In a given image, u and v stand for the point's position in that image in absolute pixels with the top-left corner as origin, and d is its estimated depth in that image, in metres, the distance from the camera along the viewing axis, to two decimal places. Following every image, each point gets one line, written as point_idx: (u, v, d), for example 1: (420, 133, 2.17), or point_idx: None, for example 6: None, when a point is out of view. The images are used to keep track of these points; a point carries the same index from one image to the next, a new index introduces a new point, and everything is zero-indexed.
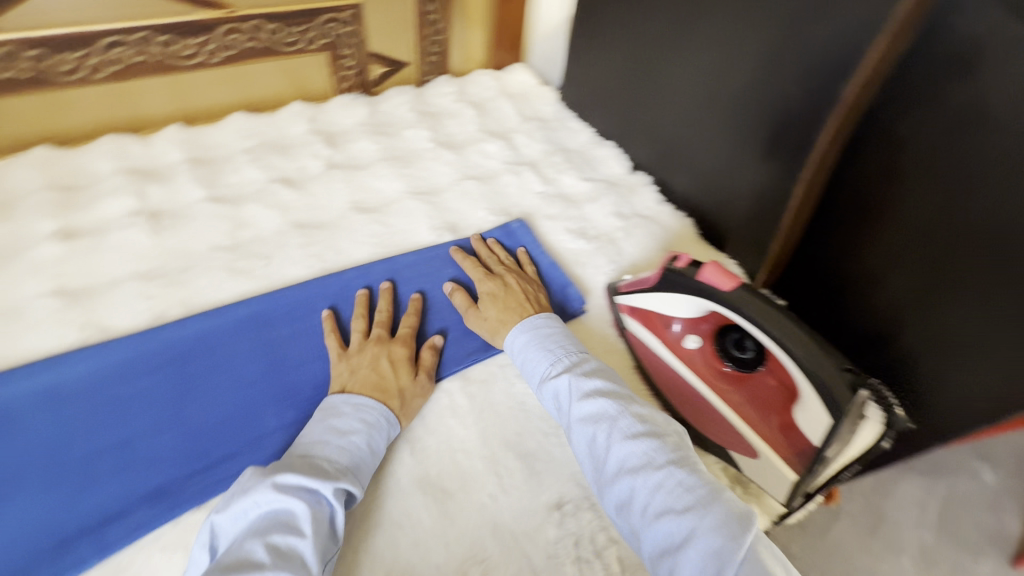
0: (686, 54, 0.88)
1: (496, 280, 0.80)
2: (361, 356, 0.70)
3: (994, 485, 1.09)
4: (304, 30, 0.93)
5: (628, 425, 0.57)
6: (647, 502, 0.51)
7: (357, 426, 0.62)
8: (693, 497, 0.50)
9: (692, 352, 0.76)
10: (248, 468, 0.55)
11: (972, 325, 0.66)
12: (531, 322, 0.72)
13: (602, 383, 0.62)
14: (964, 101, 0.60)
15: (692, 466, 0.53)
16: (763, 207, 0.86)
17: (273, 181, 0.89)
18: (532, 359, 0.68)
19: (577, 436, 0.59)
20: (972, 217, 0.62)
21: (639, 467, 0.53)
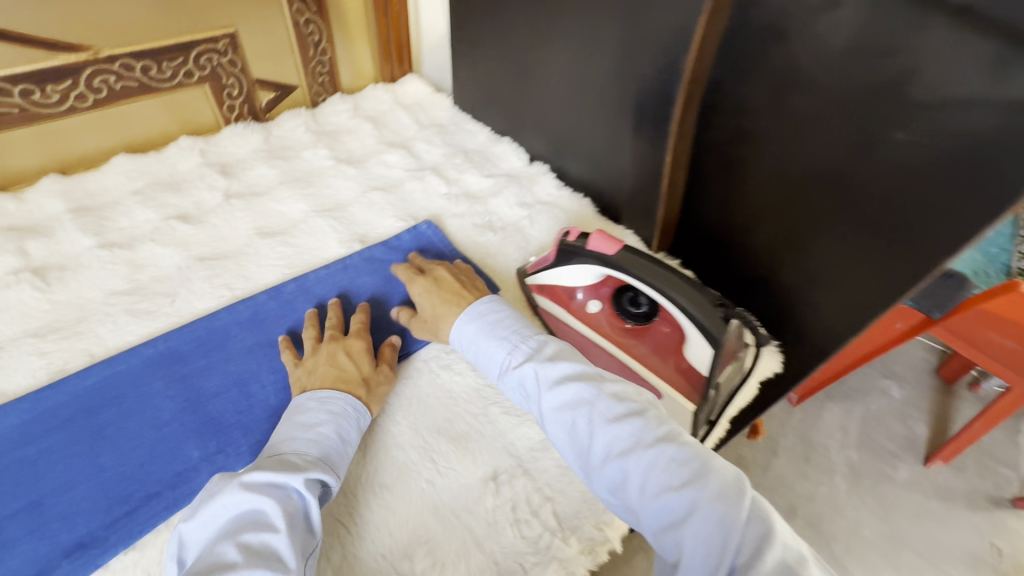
0: (551, 51, 0.88)
1: (428, 277, 0.75)
2: (317, 357, 0.64)
3: (902, 398, 1.51)
4: (178, 64, 0.92)
5: (606, 407, 0.52)
6: (643, 484, 0.48)
7: (324, 418, 0.57)
8: (689, 470, 0.47)
9: (595, 317, 0.72)
10: (214, 474, 0.51)
11: (829, 262, 0.70)
12: (478, 309, 0.66)
13: (565, 365, 0.57)
14: (784, 63, 0.63)
15: (679, 438, 0.50)
16: (644, 182, 0.87)
17: (168, 219, 0.84)
18: (487, 350, 0.62)
19: (553, 425, 0.54)
20: (813, 164, 0.66)
21: (627, 450, 0.49)
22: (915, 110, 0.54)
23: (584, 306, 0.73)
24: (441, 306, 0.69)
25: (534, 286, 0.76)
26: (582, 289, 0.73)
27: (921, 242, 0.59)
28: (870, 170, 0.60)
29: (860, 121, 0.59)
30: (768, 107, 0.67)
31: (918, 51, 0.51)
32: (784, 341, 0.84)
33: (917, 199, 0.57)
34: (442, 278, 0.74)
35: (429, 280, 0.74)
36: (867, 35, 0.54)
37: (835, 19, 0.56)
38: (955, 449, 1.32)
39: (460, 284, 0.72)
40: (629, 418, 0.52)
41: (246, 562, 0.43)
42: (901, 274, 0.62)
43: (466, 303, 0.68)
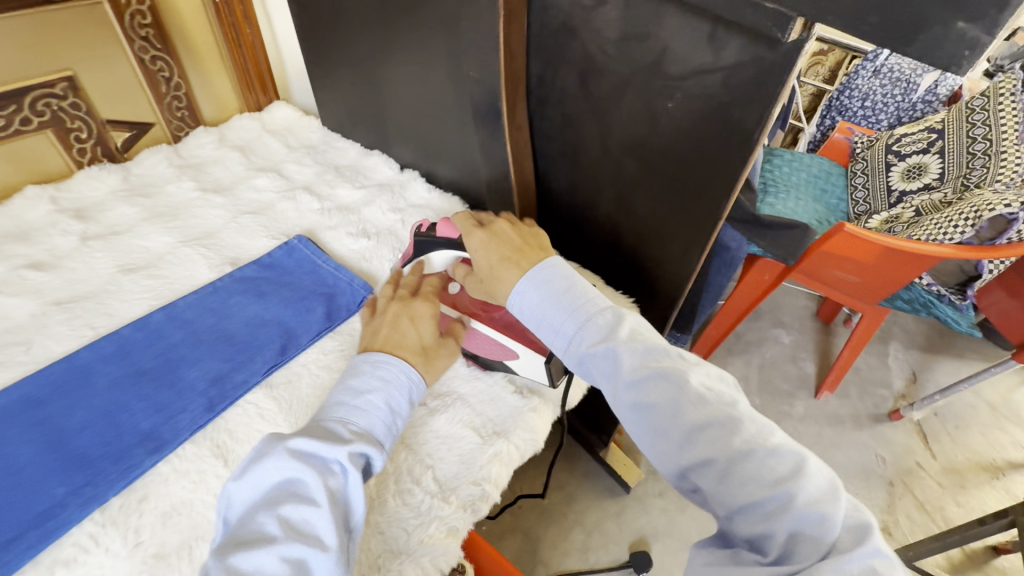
0: (395, 63, 0.94)
1: (485, 235, 0.70)
2: (385, 318, 0.68)
3: (790, 341, 1.76)
4: (12, 112, 0.89)
5: (694, 397, 0.51)
6: (729, 476, 0.47)
7: (375, 384, 0.59)
8: (784, 471, 0.46)
9: (459, 297, 0.76)
10: (264, 436, 0.53)
11: (657, 217, 0.82)
12: (539, 276, 0.63)
13: (649, 350, 0.55)
14: (580, 53, 0.73)
15: (771, 438, 0.49)
16: (495, 175, 0.95)
17: (18, 269, 0.81)
18: (555, 322, 0.61)
19: (629, 403, 0.54)
20: (624, 136, 0.77)
21: (716, 443, 0.49)
22: (674, 83, 0.65)
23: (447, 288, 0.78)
24: (498, 267, 0.66)
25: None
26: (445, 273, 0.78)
27: (714, 188, 0.71)
28: (662, 135, 0.72)
29: (643, 96, 0.70)
30: (579, 94, 0.78)
31: (662, 33, 0.63)
32: (641, 295, 0.96)
33: (701, 153, 0.69)
34: (501, 229, 0.70)
35: (487, 232, 0.70)
36: (627, 26, 0.66)
37: (603, 14, 0.67)
38: (836, 376, 1.57)
39: (521, 242, 0.68)
40: (721, 409, 0.51)
41: (285, 536, 0.45)
42: (707, 216, 0.75)
43: (526, 267, 0.65)
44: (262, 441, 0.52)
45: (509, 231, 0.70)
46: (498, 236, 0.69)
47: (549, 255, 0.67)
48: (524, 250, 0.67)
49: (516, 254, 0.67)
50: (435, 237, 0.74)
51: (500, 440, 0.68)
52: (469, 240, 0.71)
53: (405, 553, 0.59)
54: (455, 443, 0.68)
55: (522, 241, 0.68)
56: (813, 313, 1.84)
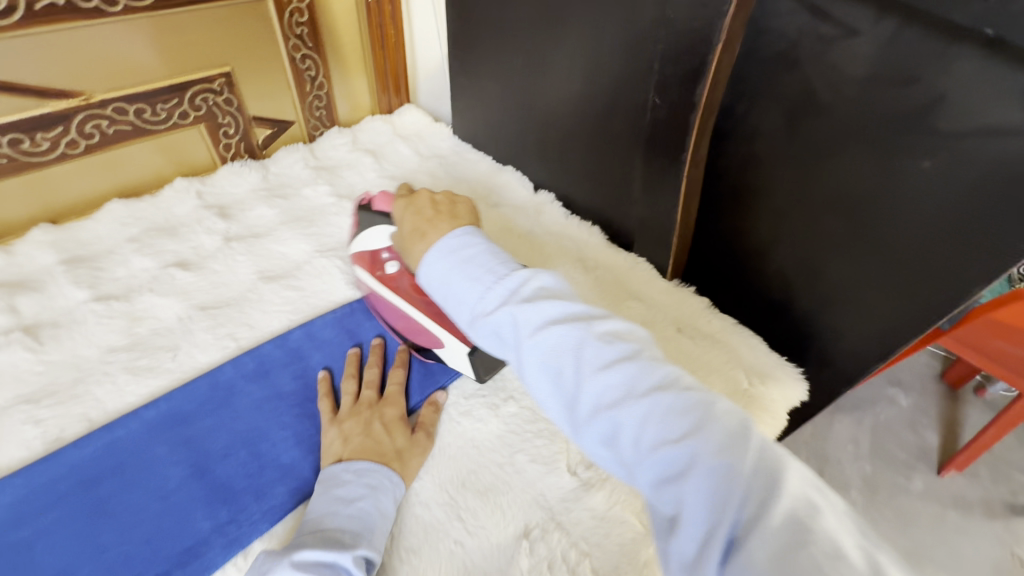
0: (555, 77, 0.87)
1: (409, 201, 0.63)
2: (354, 420, 0.63)
3: (909, 406, 1.26)
4: (173, 105, 0.89)
5: (596, 351, 0.43)
6: (639, 436, 0.40)
7: (362, 491, 0.56)
8: (689, 416, 0.39)
9: (396, 279, 0.69)
10: (260, 552, 0.51)
11: (852, 286, 0.69)
12: (447, 244, 0.53)
13: (553, 307, 0.46)
14: (799, 91, 0.62)
15: (676, 383, 0.42)
16: (654, 211, 0.85)
17: (166, 266, 0.80)
18: (459, 293, 0.51)
19: (534, 373, 0.45)
20: (828, 187, 0.65)
21: (620, 401, 0.41)
22: (940, 137, 0.53)
23: (384, 266, 0.70)
24: (407, 234, 0.59)
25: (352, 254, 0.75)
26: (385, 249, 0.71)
27: (951, 257, 0.58)
28: (898, 197, 0.59)
29: (877, 147, 0.58)
30: (781, 134, 0.66)
31: (945, 80, 0.51)
32: (810, 368, 0.81)
33: (953, 223, 0.56)
34: (417, 195, 0.63)
35: (408, 199, 0.63)
36: (885, 65, 0.54)
37: (852, 48, 0.56)
38: (970, 456, 1.10)
39: (432, 209, 0.60)
40: (622, 363, 0.42)
41: None
42: (944, 297, 0.60)
43: (434, 236, 0.56)
44: (258, 561, 0.49)
45: (423, 198, 0.62)
46: (415, 203, 0.62)
47: (463, 222, 0.59)
48: (433, 217, 0.59)
49: (429, 221, 0.59)
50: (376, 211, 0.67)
51: None
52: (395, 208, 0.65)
53: None
54: (614, 528, 0.59)
55: (434, 207, 0.61)
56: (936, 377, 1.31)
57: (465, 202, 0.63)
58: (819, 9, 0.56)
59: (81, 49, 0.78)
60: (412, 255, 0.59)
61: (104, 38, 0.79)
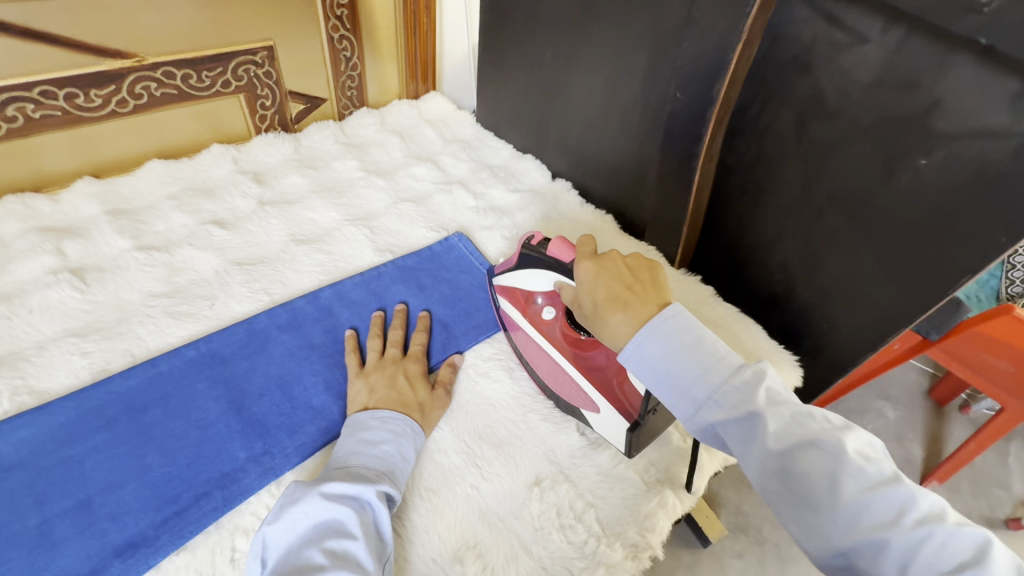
0: (581, 71, 0.92)
1: (596, 264, 0.58)
2: (379, 374, 0.67)
3: (896, 419, 1.30)
4: (217, 74, 0.93)
5: (854, 467, 0.40)
6: (906, 569, 0.37)
7: (386, 436, 0.59)
8: (968, 555, 0.36)
9: (549, 326, 0.67)
10: (291, 482, 0.54)
11: (849, 279, 0.74)
12: (659, 325, 0.50)
13: (795, 415, 0.44)
14: (809, 92, 0.67)
15: (947, 513, 0.38)
16: (667, 201, 0.90)
17: (204, 224, 0.85)
18: (683, 384, 0.49)
19: (767, 475, 0.43)
20: (833, 185, 0.70)
21: (883, 526, 0.38)
22: (937, 139, 0.58)
23: (541, 311, 0.69)
24: (604, 306, 0.54)
25: (499, 284, 0.74)
26: (541, 294, 0.69)
27: (942, 254, 0.63)
28: (895, 194, 0.64)
29: (881, 148, 0.63)
30: (791, 133, 0.71)
31: (942, 85, 0.56)
32: (804, 356, 0.86)
33: (945, 220, 0.61)
34: (609, 258, 0.59)
35: (595, 262, 0.58)
36: (890, 70, 0.59)
37: (862, 53, 0.61)
38: (951, 470, 1.13)
39: (630, 279, 0.55)
40: (883, 485, 0.40)
41: (331, 565, 0.45)
42: (931, 289, 0.65)
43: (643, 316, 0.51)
44: (289, 489, 0.53)
45: (618, 260, 0.58)
46: (607, 269, 0.57)
47: (666, 297, 0.54)
48: (636, 286, 0.55)
49: (629, 290, 0.54)
50: (544, 256, 0.65)
51: (667, 489, 0.62)
52: (576, 267, 0.60)
53: None
54: (618, 484, 0.63)
55: (633, 274, 0.56)
56: (924, 391, 1.35)
57: (660, 267, 0.58)
58: (833, 16, 0.62)
59: (138, 13, 0.82)
60: (606, 323, 0.54)
61: (162, 6, 0.83)
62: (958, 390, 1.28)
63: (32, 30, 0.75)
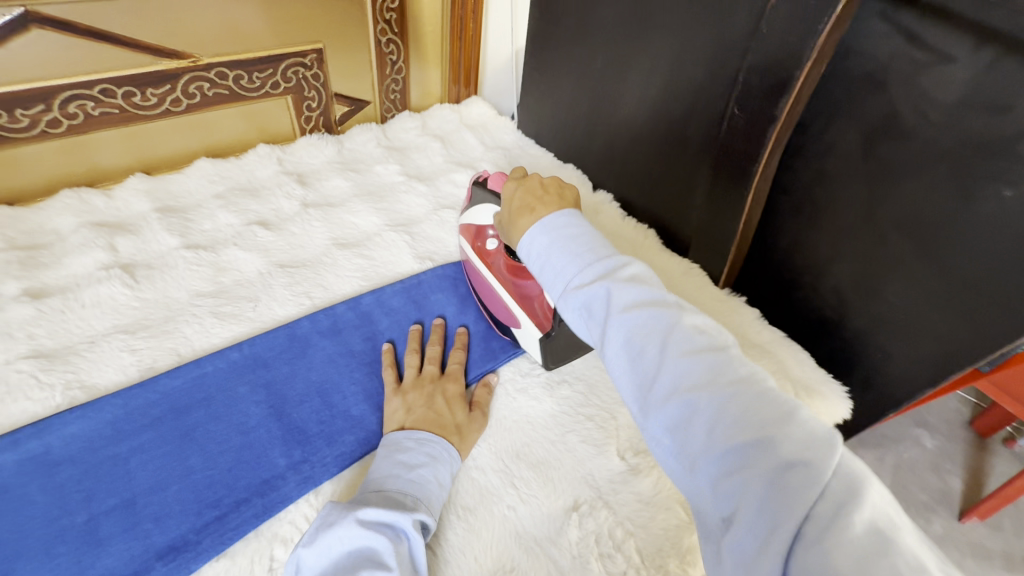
0: (632, 80, 0.90)
1: (519, 182, 0.62)
2: (416, 393, 0.66)
3: (936, 449, 1.23)
4: (268, 75, 0.94)
5: (683, 335, 0.42)
6: (712, 425, 0.38)
7: (423, 459, 0.58)
8: (772, 413, 0.38)
9: (493, 256, 0.75)
10: (327, 503, 0.53)
11: (909, 309, 0.70)
12: (554, 220, 0.52)
13: (648, 292, 0.45)
14: (883, 113, 0.64)
15: (763, 383, 0.40)
16: (715, 219, 0.87)
17: (249, 224, 0.85)
18: (555, 266, 0.50)
19: (613, 345, 0.44)
20: (898, 207, 0.67)
21: (702, 387, 0.40)
22: (1021, 166, 0.55)
23: (487, 242, 0.76)
24: (514, 212, 0.58)
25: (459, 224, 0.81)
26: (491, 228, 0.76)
27: (1003, 260, 0.59)
28: (971, 221, 0.60)
29: (959, 172, 0.60)
30: (857, 155, 0.68)
31: None
32: (854, 387, 0.82)
33: (1017, 232, 0.57)
34: (530, 179, 0.61)
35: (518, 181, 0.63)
36: (977, 93, 0.56)
37: (945, 74, 0.58)
38: (994, 506, 1.07)
39: (542, 189, 0.58)
40: (711, 353, 0.42)
41: None
42: (1004, 323, 0.61)
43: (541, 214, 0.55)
44: (325, 511, 0.52)
45: (535, 179, 0.60)
46: (524, 184, 0.61)
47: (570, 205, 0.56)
48: (544, 194, 0.58)
49: (540, 199, 0.57)
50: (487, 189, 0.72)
51: None
52: (504, 189, 0.64)
53: None
54: (659, 513, 0.61)
55: (545, 188, 0.59)
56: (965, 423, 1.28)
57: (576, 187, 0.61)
58: (914, 35, 0.59)
59: (201, 14, 0.83)
60: (517, 228, 0.57)
61: (221, 7, 0.84)
62: (1003, 422, 1.21)
63: (97, 30, 0.76)
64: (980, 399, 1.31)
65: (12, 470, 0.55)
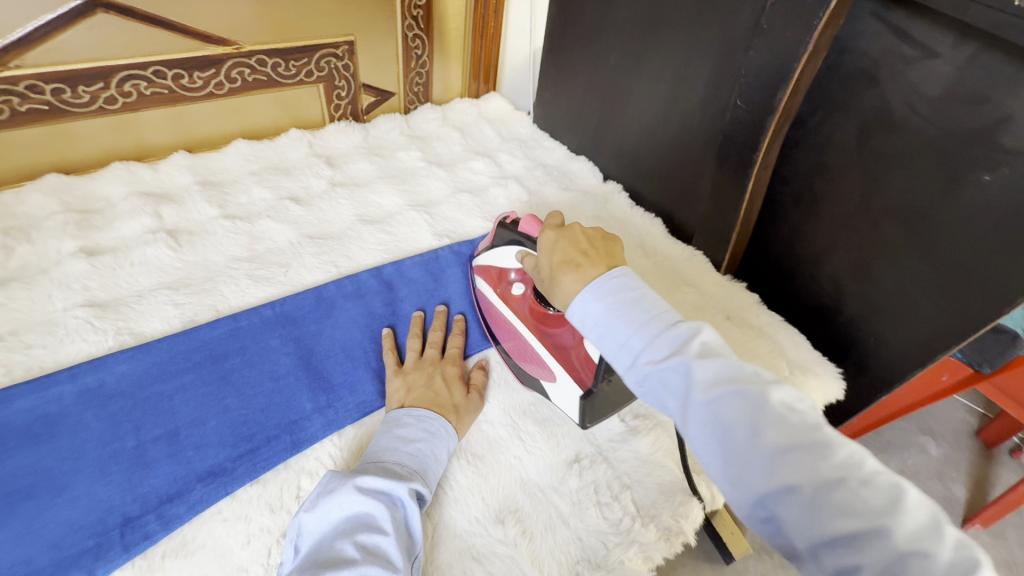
0: (643, 75, 0.96)
1: (559, 233, 0.61)
2: (417, 374, 0.68)
3: (940, 457, 1.24)
4: (303, 64, 1.01)
5: (772, 416, 0.41)
6: (817, 513, 0.37)
7: (421, 435, 0.59)
8: (882, 503, 0.36)
9: (519, 301, 0.71)
10: (327, 473, 0.54)
11: (901, 293, 0.74)
12: (605, 283, 0.52)
13: (727, 365, 0.44)
14: (875, 106, 0.69)
15: (867, 463, 0.39)
16: (718, 207, 0.91)
17: (282, 199, 0.92)
18: (618, 335, 0.49)
19: (698, 425, 0.43)
20: (893, 197, 0.71)
21: (801, 471, 0.38)
22: (1004, 155, 0.59)
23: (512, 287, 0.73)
24: (559, 268, 0.56)
25: (476, 264, 0.79)
26: (514, 271, 0.74)
27: None
28: (957, 209, 0.64)
29: (946, 162, 0.64)
30: (852, 145, 0.73)
31: (1011, 102, 0.57)
32: (848, 368, 0.86)
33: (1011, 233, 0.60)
34: (570, 229, 0.61)
35: (557, 232, 0.61)
36: (960, 84, 0.60)
37: (931, 68, 0.62)
38: (999, 512, 1.07)
39: (587, 244, 0.57)
40: (805, 431, 0.40)
41: (362, 560, 0.45)
42: (986, 306, 0.65)
43: (591, 275, 0.53)
44: (325, 482, 0.52)
45: (578, 231, 0.59)
46: (566, 237, 0.59)
47: (617, 263, 0.56)
48: (591, 249, 0.57)
49: (584, 256, 0.56)
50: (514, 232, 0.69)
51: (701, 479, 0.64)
52: (540, 239, 0.63)
53: (602, 567, 0.57)
54: (654, 470, 0.66)
55: (589, 241, 0.58)
56: (972, 433, 1.29)
57: (619, 241, 0.60)
58: (903, 31, 0.64)
59: (248, 6, 0.90)
60: (559, 284, 0.55)
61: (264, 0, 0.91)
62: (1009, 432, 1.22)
63: (154, 16, 0.84)
64: (986, 409, 1.32)
65: (69, 400, 0.61)
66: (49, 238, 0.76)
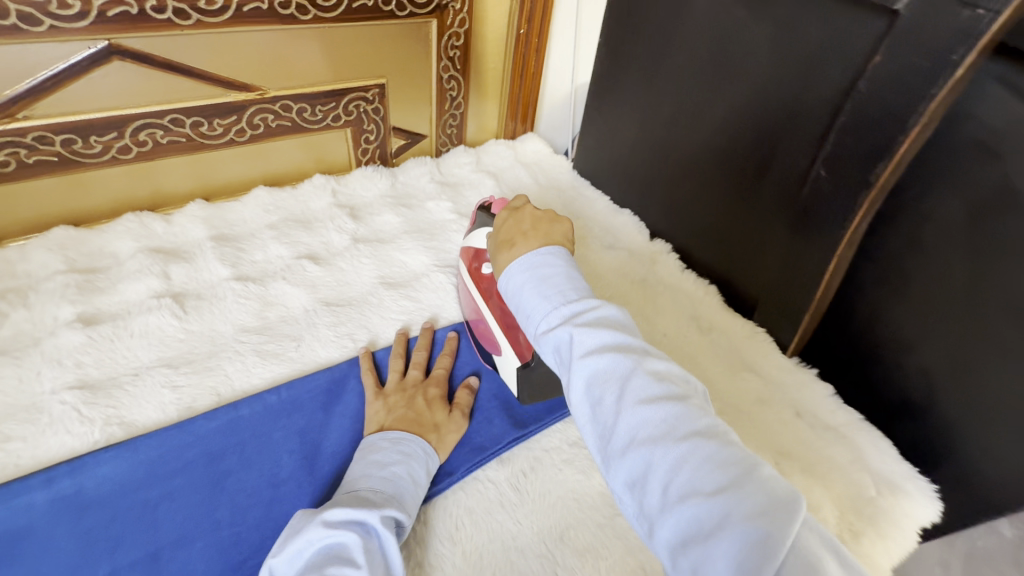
0: (700, 126, 0.86)
1: (513, 214, 0.61)
2: (397, 394, 0.65)
3: None
4: (330, 109, 0.95)
5: (642, 384, 0.41)
6: (668, 483, 0.37)
7: (396, 458, 0.56)
8: (726, 475, 0.36)
9: (486, 280, 0.72)
10: (297, 511, 0.51)
11: (1010, 400, 0.60)
12: (529, 257, 0.51)
13: (613, 334, 0.44)
14: (995, 182, 0.57)
15: (725, 436, 0.39)
16: (789, 282, 0.79)
17: (299, 258, 0.84)
18: (526, 305, 0.49)
19: (577, 396, 0.44)
20: (1000, 282, 0.58)
21: (659, 440, 0.39)
22: None
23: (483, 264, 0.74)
24: (498, 245, 0.58)
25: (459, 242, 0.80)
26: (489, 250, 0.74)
27: None
28: None
29: None
30: (959, 225, 0.61)
31: None
32: (944, 486, 0.70)
33: None
34: (524, 209, 0.61)
35: (512, 211, 0.62)
36: None
37: None
38: None
39: (529, 222, 0.58)
40: (669, 400, 0.41)
41: None
42: None
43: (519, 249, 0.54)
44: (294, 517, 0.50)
45: (527, 212, 0.60)
46: (516, 217, 0.60)
47: (556, 242, 0.55)
48: (529, 228, 0.57)
49: (522, 234, 0.56)
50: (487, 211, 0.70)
51: None
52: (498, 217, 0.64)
53: None
54: None
55: (534, 222, 0.58)
56: None
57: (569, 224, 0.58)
58: None
59: (273, 51, 0.84)
60: (496, 263, 0.57)
61: (291, 44, 0.85)
62: None
63: (172, 63, 0.78)
64: None
65: (43, 513, 0.54)
66: (48, 303, 0.71)
